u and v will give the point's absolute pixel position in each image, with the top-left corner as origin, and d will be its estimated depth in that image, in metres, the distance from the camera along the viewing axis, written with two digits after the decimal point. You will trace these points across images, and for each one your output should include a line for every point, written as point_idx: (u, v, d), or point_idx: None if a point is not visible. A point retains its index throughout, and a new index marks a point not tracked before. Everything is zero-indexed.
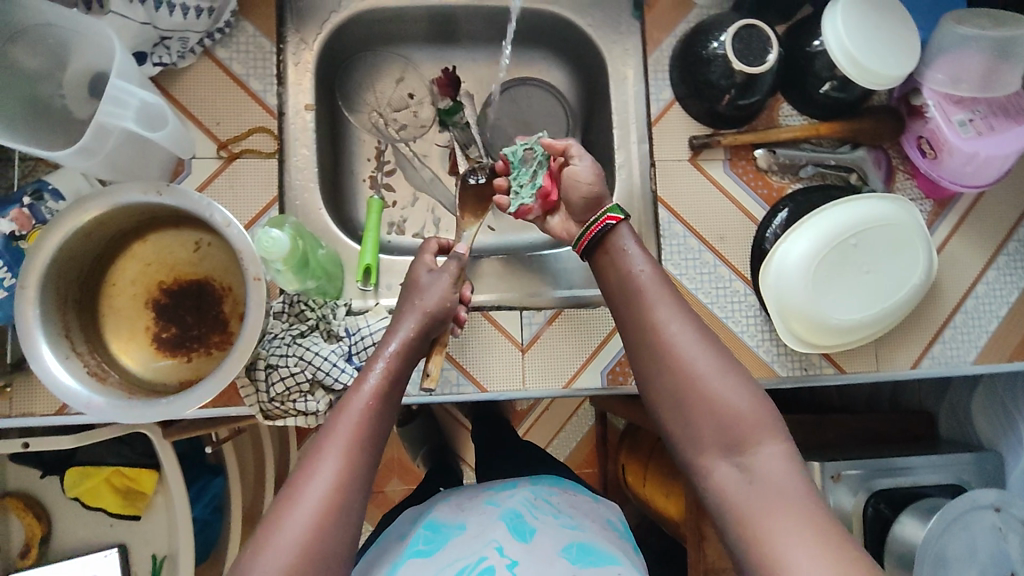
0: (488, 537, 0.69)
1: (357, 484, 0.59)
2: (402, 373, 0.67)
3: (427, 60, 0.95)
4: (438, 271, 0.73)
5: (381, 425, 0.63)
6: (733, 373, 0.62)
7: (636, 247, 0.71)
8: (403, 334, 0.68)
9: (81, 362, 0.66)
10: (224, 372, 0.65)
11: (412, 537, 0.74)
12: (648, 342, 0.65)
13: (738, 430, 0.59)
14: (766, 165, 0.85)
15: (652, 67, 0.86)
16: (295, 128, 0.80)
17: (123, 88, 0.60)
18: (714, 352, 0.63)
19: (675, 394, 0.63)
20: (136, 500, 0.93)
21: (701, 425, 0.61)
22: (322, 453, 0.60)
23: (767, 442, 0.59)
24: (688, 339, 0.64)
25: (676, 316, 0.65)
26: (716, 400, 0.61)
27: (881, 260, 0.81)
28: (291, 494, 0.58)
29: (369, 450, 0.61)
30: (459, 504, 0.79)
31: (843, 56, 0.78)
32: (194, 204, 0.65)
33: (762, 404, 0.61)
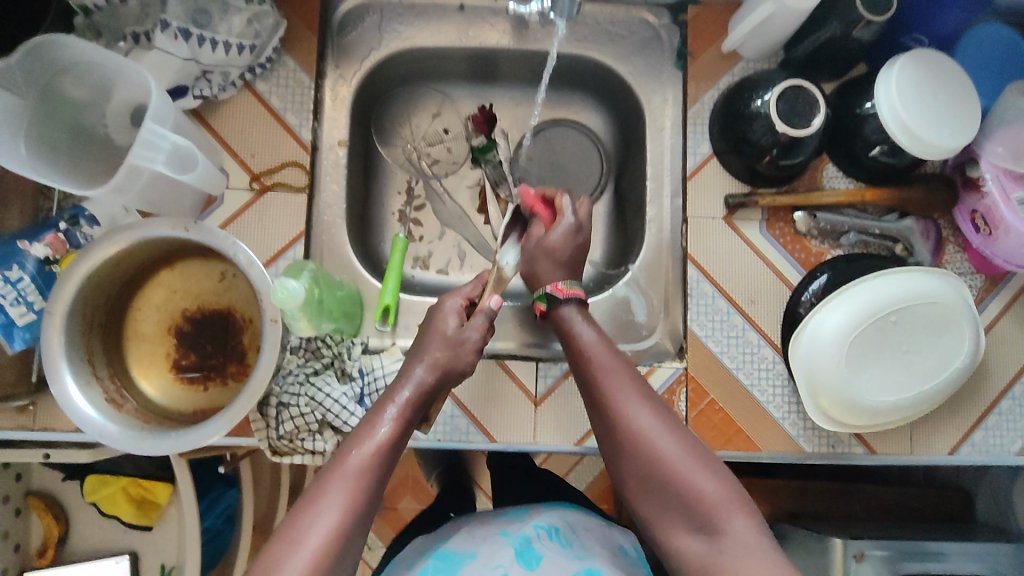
0: (495, 563, 0.63)
1: (356, 531, 0.55)
2: (412, 421, 0.64)
3: (465, 96, 0.94)
4: (470, 325, 0.69)
5: (386, 472, 0.59)
6: (698, 451, 0.59)
7: (584, 322, 0.68)
8: (417, 379, 0.65)
9: (100, 388, 0.67)
10: (237, 410, 0.65)
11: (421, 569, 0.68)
12: (608, 425, 0.61)
13: (701, 509, 0.55)
14: (806, 229, 0.82)
15: (692, 120, 0.84)
16: (328, 163, 0.81)
17: (157, 132, 0.62)
18: (678, 429, 0.60)
19: (637, 474, 0.59)
20: (149, 511, 0.96)
21: (669, 505, 0.57)
22: (321, 493, 0.55)
23: (736, 518, 0.54)
24: (648, 419, 0.60)
25: (634, 399, 0.61)
26: (681, 480, 0.57)
27: (919, 340, 0.77)
28: (288, 535, 0.53)
29: (373, 498, 0.57)
30: (472, 532, 0.73)
31: (895, 123, 0.74)
32: (220, 242, 0.66)
33: (727, 480, 0.57)
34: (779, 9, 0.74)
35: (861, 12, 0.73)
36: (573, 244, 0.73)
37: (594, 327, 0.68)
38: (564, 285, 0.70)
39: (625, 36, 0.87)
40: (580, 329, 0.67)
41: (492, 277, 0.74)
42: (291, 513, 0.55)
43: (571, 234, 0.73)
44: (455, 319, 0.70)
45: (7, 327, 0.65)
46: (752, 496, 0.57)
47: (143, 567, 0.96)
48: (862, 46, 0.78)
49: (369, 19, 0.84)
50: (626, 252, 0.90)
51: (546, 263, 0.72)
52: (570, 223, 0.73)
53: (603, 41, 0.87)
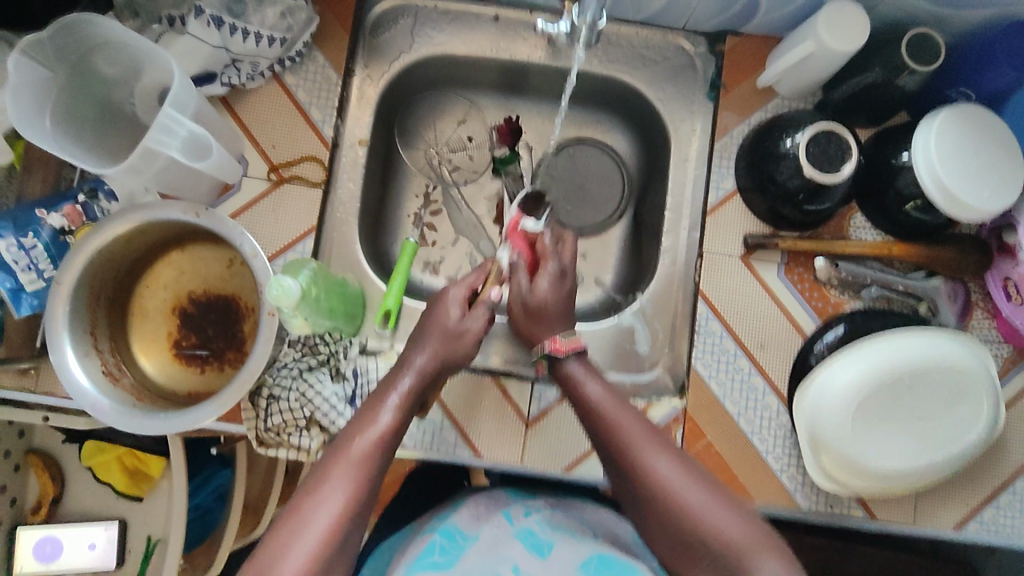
0: (504, 553, 0.65)
1: (358, 517, 0.56)
2: (412, 407, 0.64)
3: (493, 106, 0.94)
4: (471, 316, 0.69)
5: (388, 456, 0.60)
6: (726, 501, 0.56)
7: (593, 378, 0.65)
8: (420, 367, 0.65)
9: (99, 360, 0.68)
10: (226, 398, 0.65)
11: (426, 544, 0.68)
12: (628, 481, 0.59)
13: (738, 563, 0.53)
14: (826, 277, 0.79)
15: (718, 153, 0.82)
16: (346, 160, 0.81)
17: (175, 118, 0.62)
18: (701, 484, 0.57)
19: (667, 531, 0.56)
20: (141, 482, 0.97)
21: (702, 560, 0.55)
22: (327, 478, 0.56)
23: (771, 563, 0.52)
24: (671, 470, 0.57)
25: (656, 451, 0.58)
26: (713, 532, 0.54)
27: (934, 406, 0.73)
28: (291, 521, 0.54)
29: (376, 480, 0.58)
30: (477, 510, 0.73)
31: (931, 180, 0.71)
32: (228, 230, 0.67)
33: (756, 526, 0.55)
34: (818, 49, 0.72)
35: (904, 57, 0.71)
36: (558, 299, 0.70)
37: (601, 379, 0.65)
38: (562, 340, 0.66)
39: (660, 61, 0.85)
40: (588, 385, 0.64)
41: (494, 269, 0.73)
42: (296, 497, 0.56)
43: (556, 283, 0.70)
44: (457, 310, 0.69)
45: (15, 291, 0.66)
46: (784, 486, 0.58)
47: (129, 537, 0.97)
48: (905, 95, 0.75)
49: (403, 22, 0.84)
50: (638, 280, 0.88)
51: (533, 317, 0.70)
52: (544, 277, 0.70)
53: (637, 64, 0.85)
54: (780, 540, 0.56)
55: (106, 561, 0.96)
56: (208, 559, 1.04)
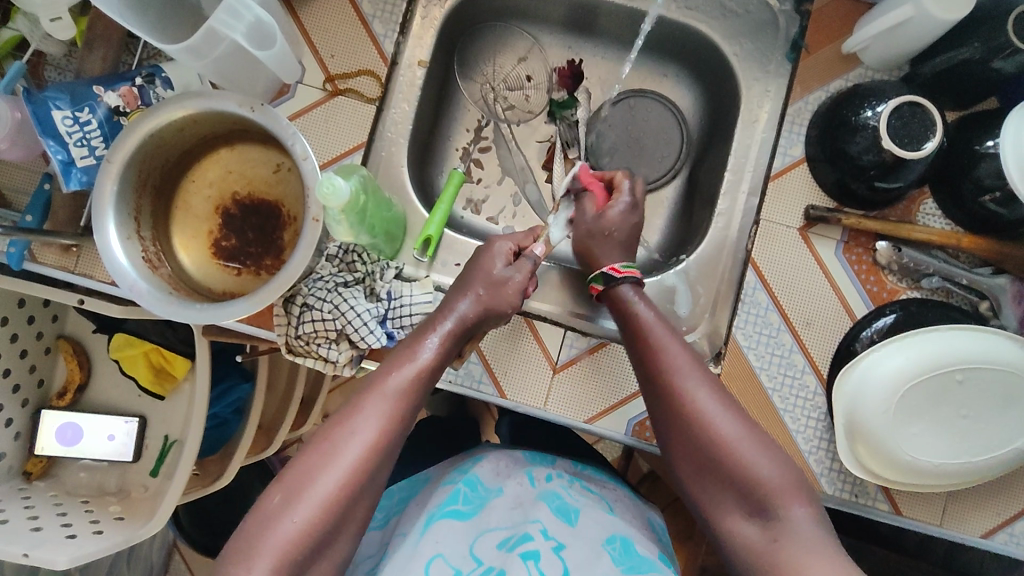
0: (532, 515, 0.64)
1: (389, 451, 0.57)
2: (451, 353, 0.64)
3: (558, 46, 0.91)
4: (515, 266, 0.69)
5: (423, 394, 0.61)
6: (762, 440, 0.60)
7: (644, 302, 0.68)
8: (463, 314, 0.65)
9: (140, 246, 0.68)
10: (261, 296, 0.64)
11: (448, 491, 0.68)
12: (665, 404, 0.62)
13: (762, 495, 0.57)
14: (885, 261, 0.75)
15: (789, 118, 0.78)
16: (403, 80, 0.79)
17: (242, 1, 0.61)
18: (741, 417, 0.61)
19: (693, 453, 0.60)
20: (164, 382, 0.98)
21: (722, 486, 0.59)
22: (362, 411, 0.57)
23: (797, 507, 0.56)
24: (712, 402, 0.61)
25: (700, 382, 0.62)
26: (747, 463, 0.58)
27: (984, 406, 0.69)
28: (325, 446, 0.55)
29: (409, 418, 0.59)
30: (498, 466, 0.73)
31: (1015, 168, 0.66)
32: (282, 129, 0.65)
33: (787, 469, 0.59)
34: (918, 14, 0.68)
35: (1010, 37, 0.66)
36: (626, 226, 0.74)
37: (651, 305, 0.68)
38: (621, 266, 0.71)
39: (741, 14, 0.80)
40: (641, 307, 0.68)
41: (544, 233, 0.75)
42: (330, 422, 0.57)
43: (626, 213, 0.74)
44: (502, 261, 0.69)
45: (66, 164, 0.67)
46: (813, 489, 0.59)
47: (148, 434, 0.99)
48: (1000, 77, 0.70)
49: None
50: (685, 242, 0.85)
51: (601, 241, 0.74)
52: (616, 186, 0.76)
53: (715, 14, 0.81)
54: (811, 489, 0.59)
55: (123, 454, 0.97)
56: (220, 468, 1.06)
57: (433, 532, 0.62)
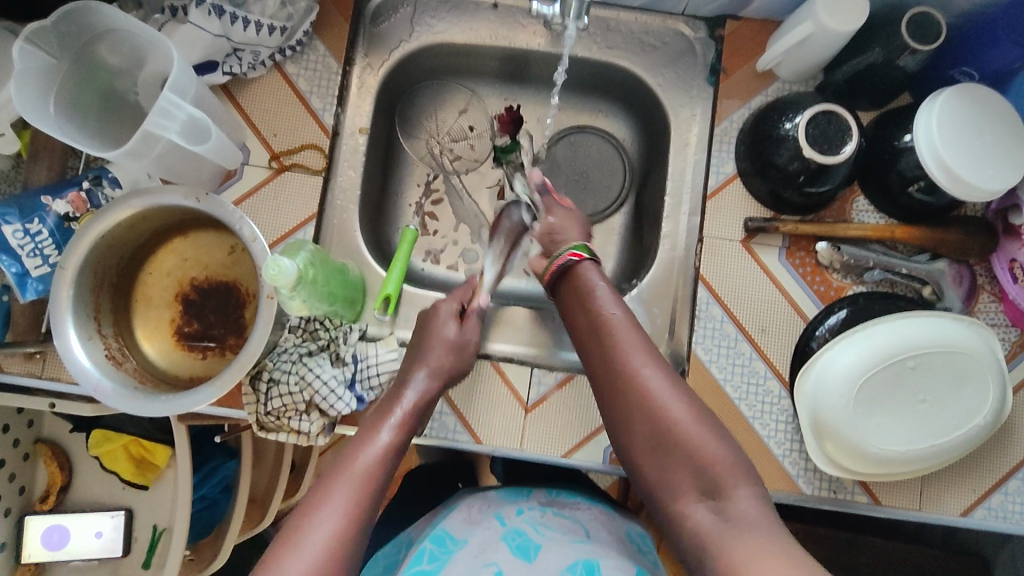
0: (488, 558, 0.64)
1: (359, 534, 0.55)
2: (415, 428, 0.65)
3: (494, 95, 0.94)
4: (466, 328, 0.72)
5: (388, 475, 0.60)
6: (709, 420, 0.62)
7: (601, 280, 0.70)
8: (422, 385, 0.66)
9: (102, 344, 0.69)
10: (226, 378, 0.65)
11: (416, 551, 0.69)
12: (615, 377, 0.64)
13: (713, 474, 0.58)
14: (828, 261, 0.78)
15: (718, 138, 0.81)
16: (347, 148, 0.82)
17: (172, 101, 0.63)
18: (687, 396, 0.63)
19: (646, 434, 0.62)
20: (148, 471, 0.98)
21: (675, 466, 0.60)
22: (324, 500, 0.56)
23: (744, 489, 0.57)
24: (658, 380, 0.63)
25: (652, 364, 0.64)
26: (694, 441, 0.60)
27: (941, 388, 0.71)
28: (287, 541, 0.53)
29: (377, 500, 0.58)
30: (470, 514, 0.75)
31: (932, 158, 0.70)
32: (228, 215, 0.67)
33: (735, 450, 0.60)
34: (818, 30, 0.71)
35: (906, 38, 0.70)
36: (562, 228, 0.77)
37: (606, 282, 0.71)
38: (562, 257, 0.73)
39: (659, 46, 0.85)
40: (593, 291, 0.70)
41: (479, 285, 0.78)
42: (289, 521, 0.55)
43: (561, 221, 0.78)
44: (452, 323, 0.72)
45: (21, 276, 0.68)
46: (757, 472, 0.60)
47: (136, 526, 0.98)
48: (906, 76, 0.74)
49: (403, 11, 0.84)
50: (639, 266, 0.88)
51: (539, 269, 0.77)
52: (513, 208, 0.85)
53: (635, 50, 0.85)
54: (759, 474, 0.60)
55: (112, 549, 0.95)
56: (214, 550, 1.04)
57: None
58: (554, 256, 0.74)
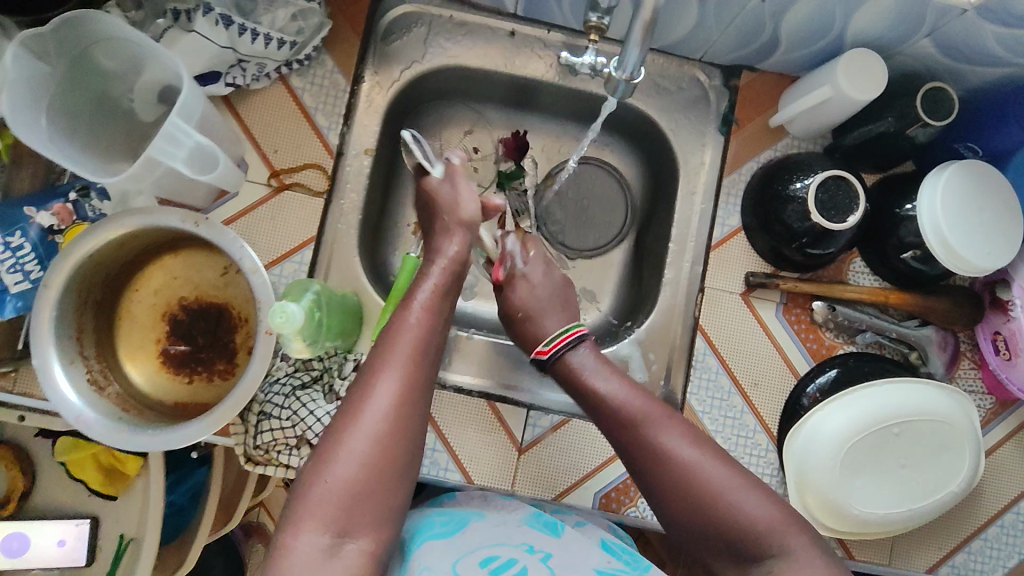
0: (515, 536, 0.63)
1: (422, 387, 0.57)
2: (437, 333, 0.60)
3: (500, 119, 0.92)
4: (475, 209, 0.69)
5: (434, 339, 0.60)
6: (745, 480, 0.58)
7: (592, 352, 0.69)
8: (428, 289, 0.62)
9: (84, 368, 0.66)
10: (218, 416, 0.63)
11: (422, 520, 0.65)
12: (634, 453, 0.61)
13: (754, 537, 0.55)
14: (822, 319, 0.80)
15: (725, 189, 0.82)
16: (351, 170, 0.79)
17: (180, 127, 0.59)
18: (719, 460, 0.59)
19: (676, 504, 0.58)
20: (116, 481, 0.94)
21: (714, 535, 0.57)
22: (380, 367, 0.56)
23: (796, 542, 0.55)
24: (684, 449, 0.59)
25: (673, 429, 0.60)
26: (728, 507, 0.56)
27: (918, 457, 0.74)
28: (307, 487, 0.53)
29: (428, 361, 0.59)
30: (471, 496, 0.73)
31: (932, 229, 0.72)
32: (227, 242, 0.64)
33: (780, 506, 0.57)
34: (835, 95, 0.71)
35: (920, 110, 0.71)
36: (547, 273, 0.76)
37: (594, 352, 0.69)
38: (549, 343, 0.69)
39: (675, 90, 0.84)
40: (588, 370, 0.66)
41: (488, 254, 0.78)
42: (347, 397, 0.56)
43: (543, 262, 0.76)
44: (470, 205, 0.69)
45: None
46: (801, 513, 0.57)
47: (102, 536, 0.94)
48: (914, 146, 0.75)
49: (417, 30, 0.81)
50: (637, 306, 0.88)
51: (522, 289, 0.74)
52: (472, 192, 0.68)
53: (650, 92, 0.83)
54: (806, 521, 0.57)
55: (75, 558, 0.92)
56: (181, 559, 1.02)
57: (416, 557, 0.59)
58: (548, 337, 0.70)
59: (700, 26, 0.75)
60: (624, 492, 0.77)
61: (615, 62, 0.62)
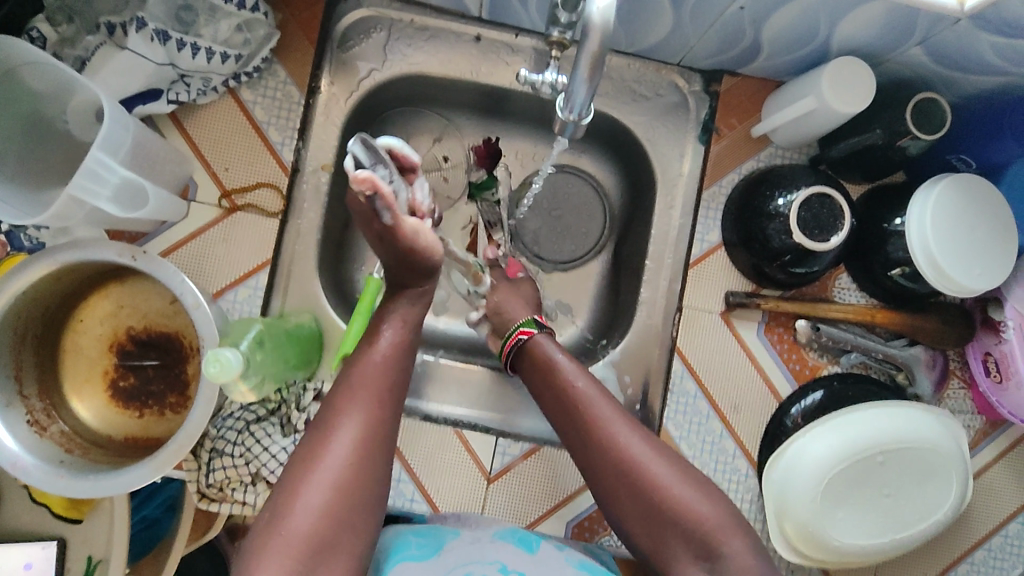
0: (490, 553, 0.60)
1: (386, 422, 0.57)
2: (400, 368, 0.60)
3: (471, 127, 0.86)
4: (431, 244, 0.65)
5: (398, 382, 0.60)
6: (694, 481, 0.60)
7: (562, 352, 0.69)
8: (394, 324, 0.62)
9: (24, 409, 0.63)
10: (163, 460, 0.59)
11: (395, 539, 0.61)
12: (595, 451, 0.62)
13: (704, 534, 0.57)
14: (805, 339, 0.76)
15: (705, 202, 0.77)
16: (307, 188, 0.74)
17: (100, 161, 0.56)
18: (669, 460, 0.61)
19: (634, 502, 0.59)
20: (81, 505, 0.91)
21: (671, 533, 0.58)
22: (341, 409, 0.56)
23: (736, 542, 0.57)
24: (642, 447, 0.61)
25: (626, 429, 0.62)
26: (682, 505, 0.58)
27: (906, 483, 0.71)
28: (273, 525, 0.51)
29: (392, 406, 0.58)
30: (443, 514, 0.69)
31: (920, 247, 0.68)
32: (167, 276, 0.60)
33: (726, 507, 0.59)
34: (820, 106, 0.67)
35: (910, 124, 0.66)
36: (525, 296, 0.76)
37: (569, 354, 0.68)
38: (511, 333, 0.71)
39: (653, 97, 0.79)
40: (555, 358, 0.67)
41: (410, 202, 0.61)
42: (309, 436, 0.55)
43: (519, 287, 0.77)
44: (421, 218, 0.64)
45: None
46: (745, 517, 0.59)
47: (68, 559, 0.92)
48: (905, 157, 0.71)
49: (376, 35, 0.76)
50: (614, 323, 0.84)
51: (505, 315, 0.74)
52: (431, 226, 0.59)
53: (626, 99, 0.78)
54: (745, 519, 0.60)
55: None
56: None
57: None
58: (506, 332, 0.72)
59: (676, 31, 0.70)
60: (597, 520, 0.74)
61: (562, 100, 0.57)
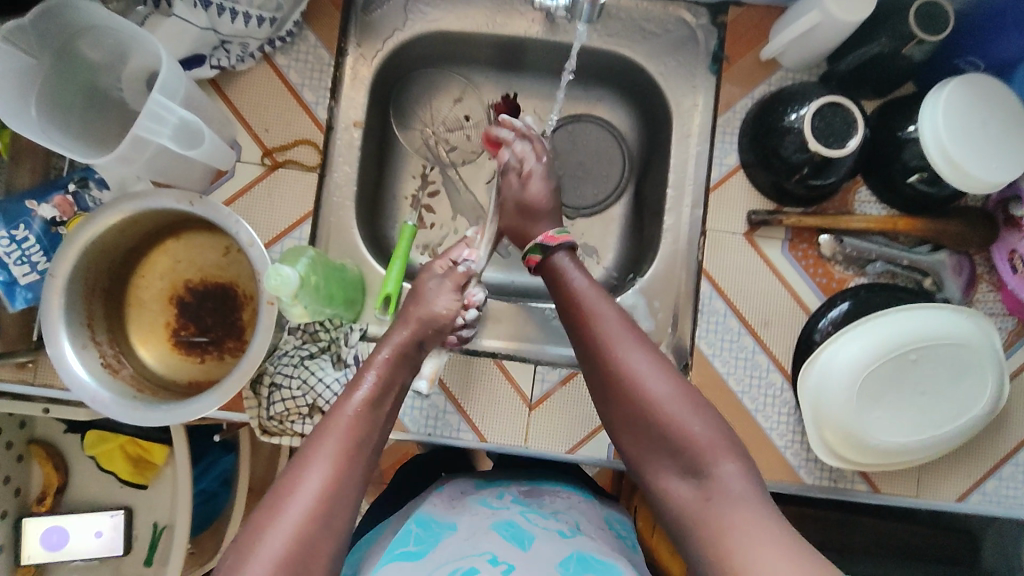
0: (481, 546, 0.58)
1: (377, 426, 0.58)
2: (392, 385, 0.62)
3: (489, 83, 0.91)
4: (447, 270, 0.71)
5: (388, 404, 0.61)
6: (694, 402, 0.59)
7: (580, 273, 0.68)
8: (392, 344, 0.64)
9: (97, 352, 0.68)
10: (227, 387, 0.64)
11: (400, 533, 0.63)
12: (598, 364, 0.63)
13: (691, 450, 0.57)
14: (830, 253, 0.78)
15: (720, 129, 0.80)
16: (341, 143, 0.80)
17: (163, 104, 0.61)
18: (675, 380, 0.60)
19: (627, 411, 0.61)
20: (145, 471, 0.96)
21: (660, 447, 0.59)
22: (330, 424, 0.56)
23: (728, 464, 0.56)
24: (643, 360, 0.61)
25: (631, 343, 0.62)
26: (675, 422, 0.58)
27: (938, 379, 0.72)
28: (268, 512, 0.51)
29: (383, 405, 0.60)
30: (448, 499, 0.69)
31: (935, 145, 0.70)
32: (223, 218, 0.65)
33: (718, 426, 0.58)
34: (826, 19, 0.69)
35: (913, 28, 0.69)
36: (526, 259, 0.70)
37: (588, 275, 0.68)
38: None
39: (661, 33, 0.82)
40: (573, 275, 0.68)
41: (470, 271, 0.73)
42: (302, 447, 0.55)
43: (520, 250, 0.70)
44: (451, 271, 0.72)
45: (9, 285, 0.66)
46: (745, 446, 0.58)
47: (137, 524, 0.97)
48: (912, 65, 0.73)
49: None
50: (639, 258, 0.87)
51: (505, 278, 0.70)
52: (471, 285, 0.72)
53: (635, 38, 0.82)
54: (746, 448, 0.58)
55: (112, 548, 0.95)
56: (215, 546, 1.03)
57: None
58: None
59: None
60: None
61: None
